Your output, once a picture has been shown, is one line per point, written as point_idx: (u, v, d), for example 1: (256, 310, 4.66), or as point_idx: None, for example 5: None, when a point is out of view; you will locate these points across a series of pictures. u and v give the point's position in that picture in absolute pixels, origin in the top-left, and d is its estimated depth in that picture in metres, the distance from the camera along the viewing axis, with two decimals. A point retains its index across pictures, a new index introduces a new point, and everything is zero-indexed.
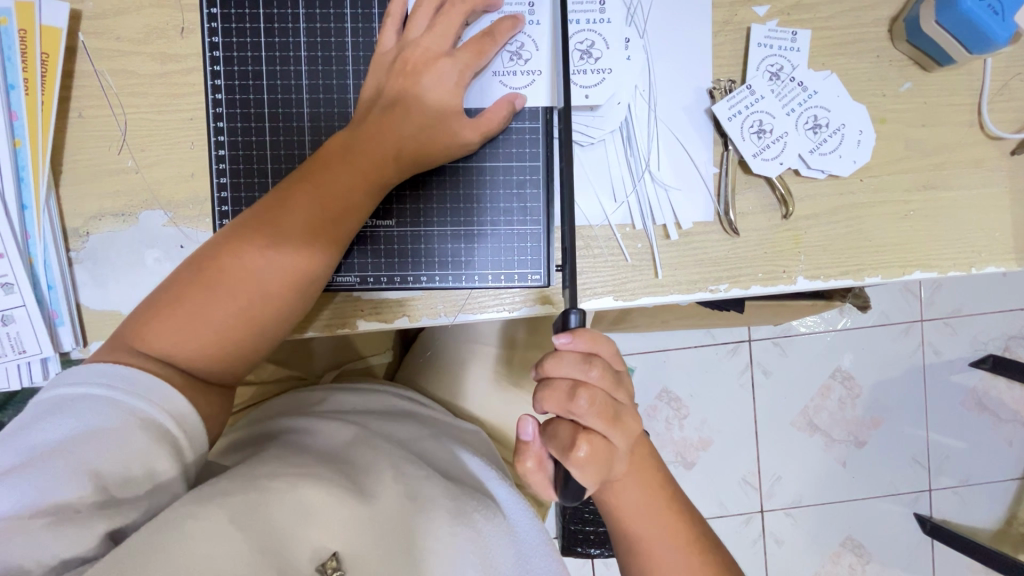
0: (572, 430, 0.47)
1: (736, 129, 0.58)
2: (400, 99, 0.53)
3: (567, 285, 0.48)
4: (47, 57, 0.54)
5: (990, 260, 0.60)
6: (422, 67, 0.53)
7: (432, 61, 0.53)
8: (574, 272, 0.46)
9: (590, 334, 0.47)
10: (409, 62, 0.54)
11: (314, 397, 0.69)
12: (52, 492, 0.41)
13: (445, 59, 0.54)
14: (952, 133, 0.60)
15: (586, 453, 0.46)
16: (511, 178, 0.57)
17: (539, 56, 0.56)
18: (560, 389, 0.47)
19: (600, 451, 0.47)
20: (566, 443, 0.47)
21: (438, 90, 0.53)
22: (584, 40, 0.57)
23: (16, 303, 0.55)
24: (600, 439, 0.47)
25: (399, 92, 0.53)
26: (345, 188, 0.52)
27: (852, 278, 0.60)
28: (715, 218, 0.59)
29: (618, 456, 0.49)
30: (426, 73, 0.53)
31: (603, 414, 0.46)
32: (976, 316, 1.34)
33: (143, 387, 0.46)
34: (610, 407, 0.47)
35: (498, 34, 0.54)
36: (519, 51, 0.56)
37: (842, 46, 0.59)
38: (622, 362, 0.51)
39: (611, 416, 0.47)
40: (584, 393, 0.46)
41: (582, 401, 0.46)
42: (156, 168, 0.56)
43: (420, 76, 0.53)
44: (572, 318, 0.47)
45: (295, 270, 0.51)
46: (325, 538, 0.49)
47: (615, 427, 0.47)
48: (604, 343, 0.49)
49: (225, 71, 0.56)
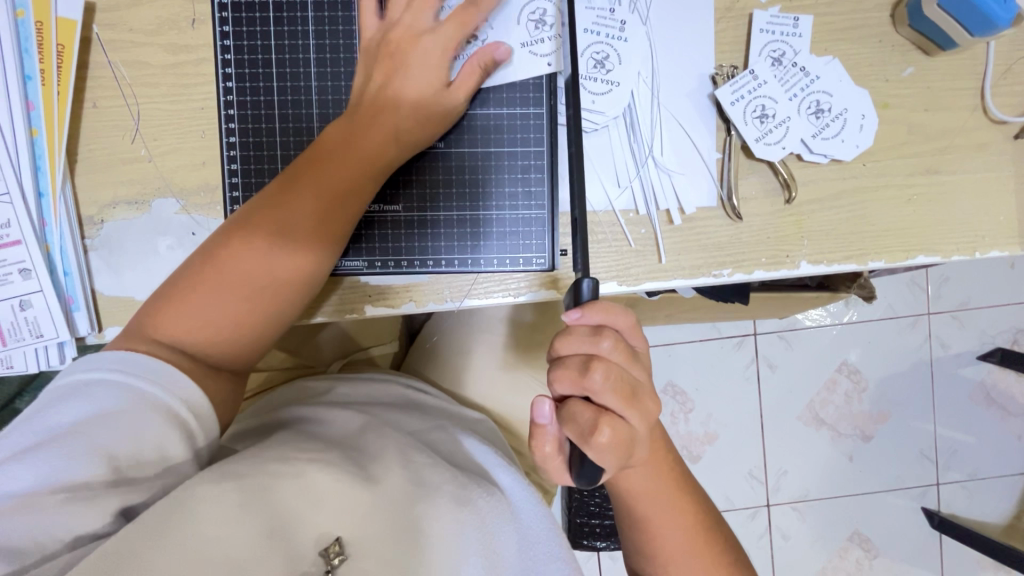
0: (592, 411, 0.47)
1: (738, 114, 0.58)
2: (388, 84, 0.54)
3: (578, 254, 0.48)
4: (63, 48, 0.55)
5: (994, 245, 0.61)
6: (406, 46, 0.54)
7: (416, 39, 0.54)
8: (587, 243, 0.46)
9: (603, 304, 0.47)
10: (393, 44, 0.55)
11: (319, 386, 0.70)
12: (68, 472, 0.42)
13: (428, 35, 0.54)
14: (956, 118, 0.60)
15: (607, 438, 0.46)
16: (516, 164, 0.58)
17: (519, 27, 0.56)
18: (574, 365, 0.47)
19: (623, 435, 0.46)
20: (585, 426, 0.46)
21: (424, 70, 0.54)
22: (599, 51, 0.58)
23: (33, 289, 0.56)
24: (622, 422, 0.47)
25: (387, 75, 0.54)
26: (348, 175, 0.53)
27: (855, 263, 0.60)
28: (718, 203, 0.59)
29: (639, 438, 0.48)
30: (411, 52, 0.54)
31: (619, 390, 0.46)
32: (983, 309, 1.34)
33: (162, 375, 0.47)
34: (625, 381, 0.47)
35: (480, 2, 0.54)
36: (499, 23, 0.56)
37: (844, 31, 0.59)
38: (636, 337, 0.51)
39: (625, 391, 0.47)
40: (598, 367, 0.46)
41: (596, 375, 0.46)
42: (168, 157, 0.58)
43: (405, 56, 0.54)
44: (584, 288, 0.48)
45: (303, 252, 0.52)
46: (329, 523, 0.50)
47: (631, 405, 0.47)
48: (619, 313, 0.48)
49: (236, 60, 0.58)
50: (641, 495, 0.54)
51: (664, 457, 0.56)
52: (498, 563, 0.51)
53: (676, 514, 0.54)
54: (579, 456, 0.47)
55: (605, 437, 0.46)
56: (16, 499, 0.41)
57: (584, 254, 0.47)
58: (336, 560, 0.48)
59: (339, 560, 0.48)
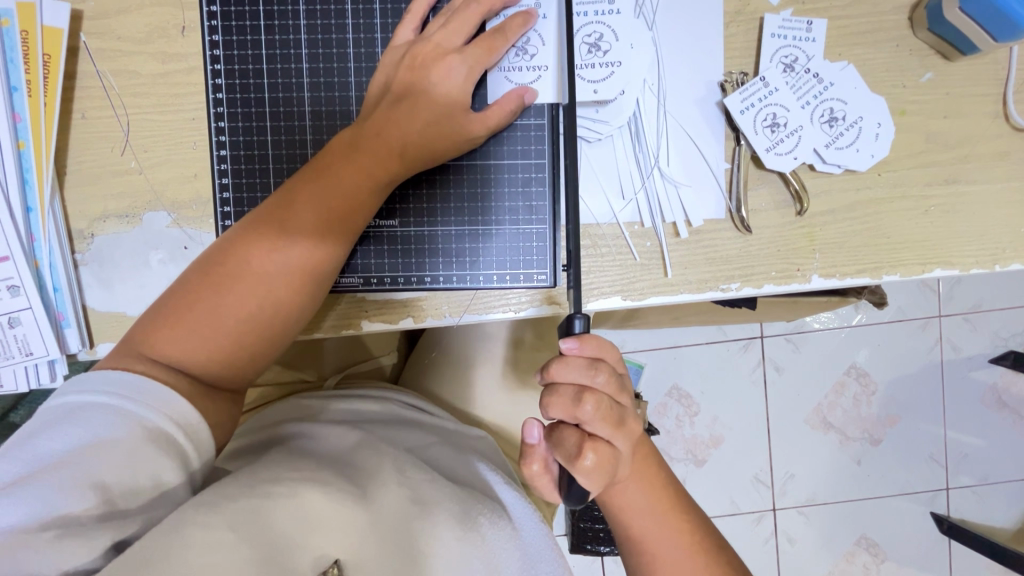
0: (579, 436, 0.46)
1: (748, 122, 0.56)
2: (404, 96, 0.51)
3: (572, 288, 0.48)
4: (50, 58, 0.54)
5: (1015, 257, 0.58)
6: (431, 61, 0.52)
7: (442, 56, 0.52)
8: (580, 278, 0.46)
9: (594, 339, 0.46)
10: (418, 57, 0.52)
11: (315, 404, 0.68)
12: (59, 506, 0.41)
13: (454, 54, 0.52)
14: (976, 125, 0.57)
15: (592, 462, 0.45)
16: (516, 176, 0.56)
17: (546, 52, 0.55)
18: (566, 394, 0.46)
19: (608, 459, 0.45)
20: (571, 451, 0.46)
21: (444, 87, 0.52)
22: (591, 32, 0.56)
23: (22, 306, 0.55)
24: (607, 447, 0.45)
25: (404, 88, 0.52)
26: (351, 190, 0.51)
27: (869, 276, 0.58)
28: (726, 215, 0.57)
29: (622, 460, 0.48)
30: (433, 69, 0.51)
31: (608, 419, 0.45)
32: (996, 312, 1.31)
33: (159, 400, 0.46)
34: (615, 410, 0.46)
35: (509, 30, 0.52)
36: (525, 46, 0.55)
37: (860, 35, 0.57)
38: (622, 367, 0.50)
39: (615, 419, 0.46)
40: (590, 398, 0.45)
41: (587, 406, 0.45)
42: (159, 169, 0.56)
43: (427, 72, 0.52)
44: (577, 324, 0.46)
45: (303, 271, 0.50)
46: (327, 545, 0.50)
47: (620, 432, 0.46)
48: (608, 348, 0.48)
49: (226, 70, 0.56)
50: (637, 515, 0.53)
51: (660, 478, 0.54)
52: None
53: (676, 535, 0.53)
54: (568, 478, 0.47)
55: (591, 461, 0.45)
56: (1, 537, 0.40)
57: (577, 288, 0.47)
58: None
59: None
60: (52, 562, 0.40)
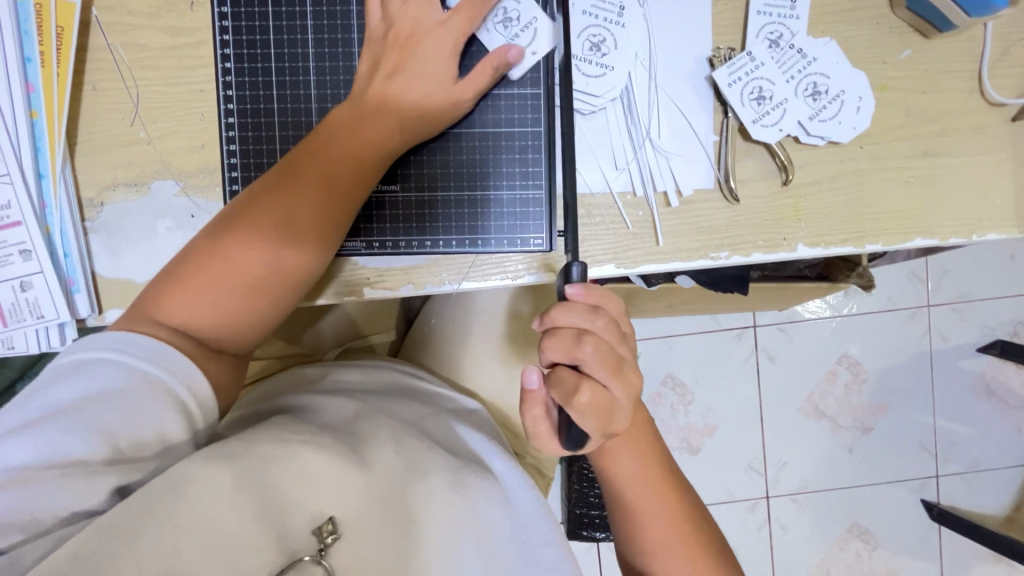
0: (576, 375, 0.47)
1: (736, 95, 0.58)
2: (398, 70, 0.54)
3: (570, 249, 0.51)
4: (63, 30, 0.55)
5: (991, 228, 0.61)
6: (417, 36, 0.54)
7: (429, 31, 0.54)
8: (576, 227, 0.49)
9: (597, 289, 0.49)
10: (404, 31, 0.54)
11: (315, 373, 0.71)
12: (68, 449, 0.43)
13: (440, 27, 0.54)
14: (953, 100, 0.60)
15: (587, 399, 0.46)
16: (514, 144, 0.58)
17: (538, 24, 0.57)
18: (567, 337, 0.47)
19: (603, 399, 0.47)
20: (568, 388, 0.47)
21: (432, 60, 0.54)
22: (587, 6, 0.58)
23: (33, 270, 0.56)
24: (603, 388, 0.47)
25: (396, 63, 0.54)
26: (354, 160, 0.53)
27: (852, 245, 0.60)
28: (715, 185, 0.59)
29: (620, 407, 0.49)
30: (422, 44, 0.54)
31: (607, 362, 0.47)
32: (983, 301, 1.34)
33: (170, 360, 0.48)
34: (614, 355, 0.48)
35: (491, 2, 0.54)
36: (508, 17, 0.56)
37: (842, 14, 0.59)
38: (624, 324, 0.52)
39: (613, 363, 0.48)
40: (589, 340, 0.47)
41: (587, 347, 0.46)
42: (167, 140, 0.58)
43: (417, 47, 0.54)
44: (574, 271, 0.48)
45: (307, 238, 0.52)
46: (322, 504, 0.51)
47: (616, 377, 0.48)
48: (610, 299, 0.50)
49: (234, 41, 0.58)
50: (626, 478, 0.56)
51: (650, 443, 0.57)
52: (490, 543, 0.53)
53: (661, 500, 0.56)
54: (565, 422, 0.48)
55: (587, 398, 0.46)
56: (14, 474, 0.42)
57: (573, 239, 0.49)
58: (330, 539, 0.50)
59: (332, 539, 0.50)
60: (63, 499, 0.42)
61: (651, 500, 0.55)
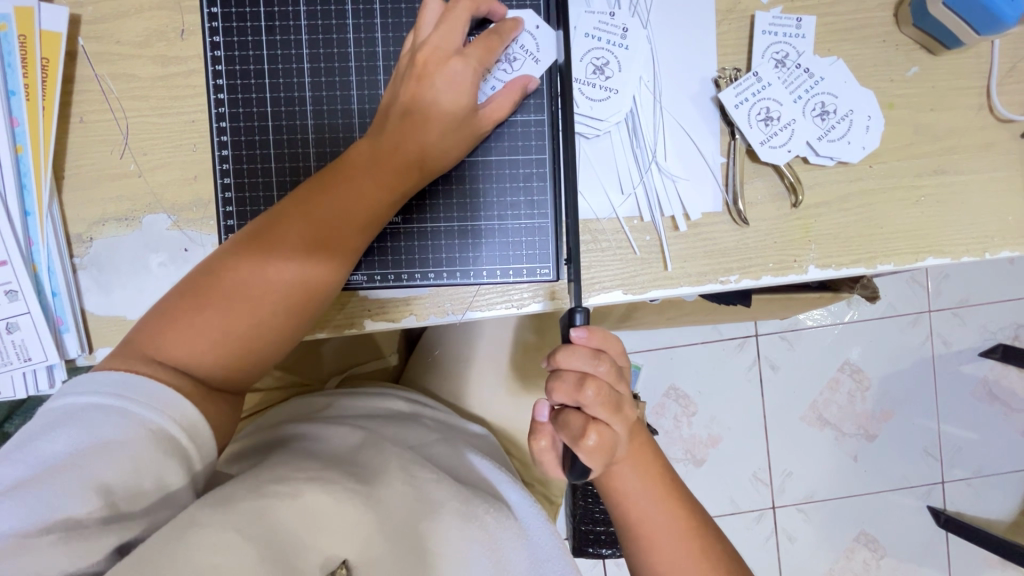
0: (583, 419, 0.46)
1: (743, 116, 0.57)
2: (413, 104, 0.51)
3: (575, 282, 0.48)
4: (48, 62, 0.54)
5: (1003, 245, 0.60)
6: (436, 66, 0.51)
7: (445, 60, 0.51)
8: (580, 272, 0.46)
9: (601, 331, 0.47)
10: (422, 62, 0.52)
11: (321, 401, 0.69)
12: (61, 508, 0.40)
13: (457, 58, 0.51)
14: (962, 117, 0.59)
15: (594, 442, 0.45)
16: (518, 172, 0.57)
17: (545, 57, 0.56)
18: (568, 379, 0.46)
19: (607, 441, 0.46)
20: (575, 432, 0.46)
21: (451, 93, 0.51)
22: (592, 34, 0.57)
23: (20, 311, 0.54)
24: (608, 430, 0.46)
25: (412, 96, 0.51)
26: (364, 196, 0.51)
27: (864, 266, 0.59)
28: (723, 208, 0.58)
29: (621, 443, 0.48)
30: (438, 74, 0.51)
31: (608, 404, 0.46)
32: (984, 305, 1.33)
33: (166, 402, 0.45)
34: (614, 396, 0.46)
35: (503, 33, 0.53)
36: (510, 58, 0.56)
37: (847, 31, 0.58)
38: (626, 360, 0.50)
39: (612, 404, 0.46)
40: (592, 385, 0.45)
41: (588, 391, 0.45)
42: (158, 172, 0.56)
43: (432, 78, 0.51)
44: (578, 317, 0.46)
45: (315, 276, 0.50)
46: (334, 547, 0.49)
47: (617, 416, 0.47)
48: (615, 341, 0.48)
49: (227, 70, 0.56)
50: (630, 497, 0.54)
51: (651, 460, 0.55)
52: None
53: (667, 517, 0.53)
54: (570, 456, 0.47)
55: (593, 441, 0.45)
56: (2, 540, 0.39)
57: (578, 283, 0.47)
58: None
59: None
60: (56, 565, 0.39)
61: (657, 518, 0.53)
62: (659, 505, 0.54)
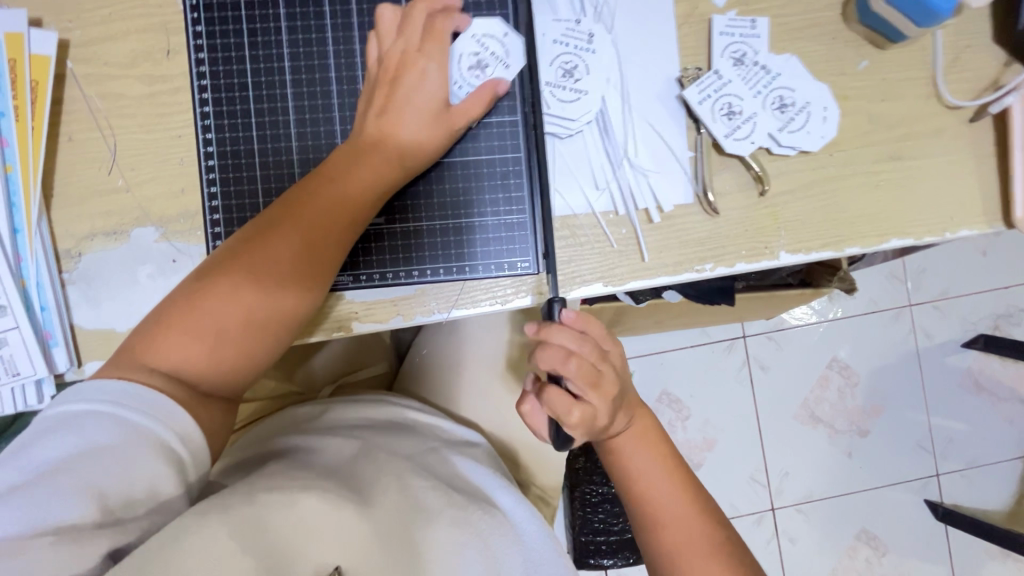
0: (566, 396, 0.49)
1: (706, 112, 0.60)
2: (387, 105, 0.54)
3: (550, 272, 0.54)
4: (37, 84, 0.55)
5: (962, 224, 0.63)
6: (405, 68, 0.55)
7: (412, 61, 0.55)
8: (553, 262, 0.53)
9: (586, 313, 0.50)
10: (391, 68, 0.55)
11: (312, 411, 0.70)
12: (56, 512, 0.40)
13: (423, 58, 0.55)
14: (912, 106, 0.63)
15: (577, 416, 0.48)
16: (496, 170, 0.59)
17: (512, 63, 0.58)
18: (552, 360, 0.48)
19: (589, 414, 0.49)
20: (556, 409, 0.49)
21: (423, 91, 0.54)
22: (560, 40, 0.60)
23: (9, 326, 0.55)
24: (589, 406, 0.49)
25: (385, 98, 0.55)
26: (347, 194, 0.53)
27: (832, 249, 0.62)
28: (694, 199, 0.60)
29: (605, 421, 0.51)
30: (408, 75, 0.54)
31: (588, 382, 0.48)
32: (962, 298, 1.37)
33: (157, 407, 0.46)
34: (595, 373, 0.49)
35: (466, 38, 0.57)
36: (479, 62, 0.58)
37: (799, 30, 0.62)
38: (612, 337, 0.52)
39: (594, 381, 0.48)
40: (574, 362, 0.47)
41: (571, 364, 0.47)
42: (146, 186, 0.58)
43: (402, 79, 0.54)
44: (555, 308, 0.50)
45: (304, 272, 0.51)
46: (326, 554, 0.49)
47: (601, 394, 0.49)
48: (597, 323, 0.50)
49: (212, 84, 0.58)
50: (637, 469, 0.55)
51: (659, 437, 0.57)
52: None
53: (675, 492, 0.54)
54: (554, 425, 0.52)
55: (576, 415, 0.48)
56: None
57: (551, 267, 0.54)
58: None
59: None
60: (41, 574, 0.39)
61: (668, 491, 0.54)
62: (669, 481, 0.54)
